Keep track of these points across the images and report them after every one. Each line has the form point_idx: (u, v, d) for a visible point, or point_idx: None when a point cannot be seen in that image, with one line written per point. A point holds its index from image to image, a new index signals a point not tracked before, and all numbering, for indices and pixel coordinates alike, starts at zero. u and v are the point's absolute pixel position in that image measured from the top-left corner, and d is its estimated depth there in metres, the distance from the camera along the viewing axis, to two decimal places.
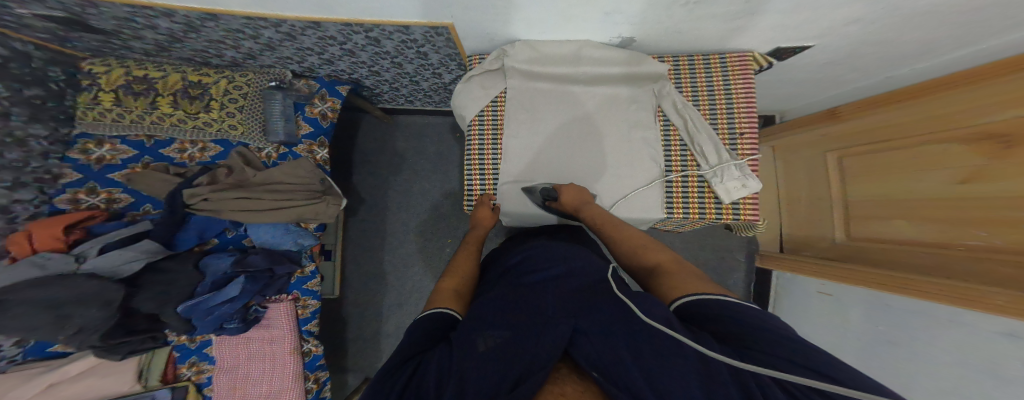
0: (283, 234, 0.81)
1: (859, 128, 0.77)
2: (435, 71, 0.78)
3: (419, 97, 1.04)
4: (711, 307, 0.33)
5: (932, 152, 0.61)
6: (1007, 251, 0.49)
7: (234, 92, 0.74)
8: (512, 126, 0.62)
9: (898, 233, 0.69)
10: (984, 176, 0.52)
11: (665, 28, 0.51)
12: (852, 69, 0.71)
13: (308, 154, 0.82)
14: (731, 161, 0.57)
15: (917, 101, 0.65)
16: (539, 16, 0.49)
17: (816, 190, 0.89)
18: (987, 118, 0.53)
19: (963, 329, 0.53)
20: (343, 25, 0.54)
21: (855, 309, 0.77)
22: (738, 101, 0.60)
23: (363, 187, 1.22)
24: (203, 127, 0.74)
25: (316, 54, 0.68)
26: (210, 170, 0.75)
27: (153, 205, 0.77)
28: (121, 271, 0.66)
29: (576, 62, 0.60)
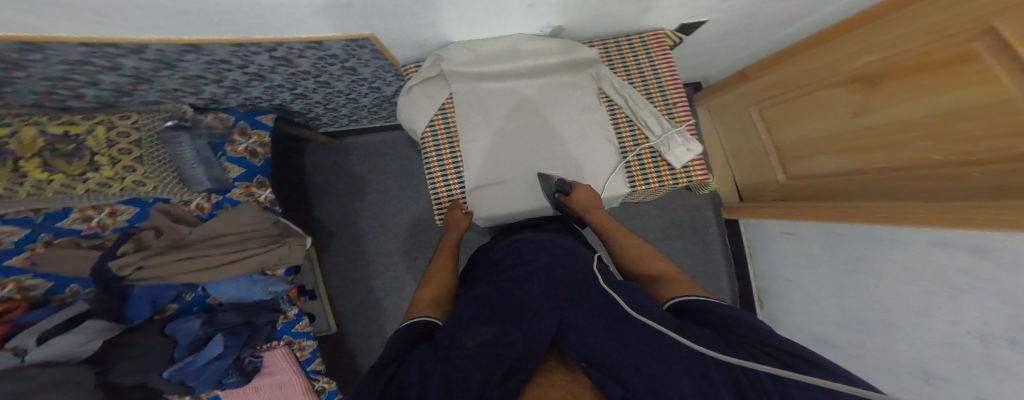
0: (248, 286, 0.72)
1: (765, 84, 0.85)
2: (372, 85, 0.76)
3: (363, 115, 1.02)
4: (710, 316, 0.35)
5: (824, 95, 0.70)
6: (913, 167, 0.56)
7: (122, 140, 0.61)
8: (467, 132, 0.60)
9: (817, 168, 0.76)
10: (870, 109, 0.61)
11: (587, 12, 0.53)
12: (749, 39, 0.78)
13: (247, 198, 0.76)
14: (673, 129, 0.59)
15: (806, 54, 0.73)
16: (459, 15, 0.49)
17: (748, 142, 0.96)
18: (858, 62, 0.62)
19: (920, 250, 0.58)
20: (228, 45, 0.49)
21: (814, 243, 0.82)
22: (664, 73, 0.62)
23: (328, 218, 1.16)
24: (97, 191, 0.58)
25: (214, 84, 0.62)
26: (134, 234, 0.63)
27: (79, 284, 0.61)
28: (79, 353, 0.54)
29: (514, 58, 0.60)
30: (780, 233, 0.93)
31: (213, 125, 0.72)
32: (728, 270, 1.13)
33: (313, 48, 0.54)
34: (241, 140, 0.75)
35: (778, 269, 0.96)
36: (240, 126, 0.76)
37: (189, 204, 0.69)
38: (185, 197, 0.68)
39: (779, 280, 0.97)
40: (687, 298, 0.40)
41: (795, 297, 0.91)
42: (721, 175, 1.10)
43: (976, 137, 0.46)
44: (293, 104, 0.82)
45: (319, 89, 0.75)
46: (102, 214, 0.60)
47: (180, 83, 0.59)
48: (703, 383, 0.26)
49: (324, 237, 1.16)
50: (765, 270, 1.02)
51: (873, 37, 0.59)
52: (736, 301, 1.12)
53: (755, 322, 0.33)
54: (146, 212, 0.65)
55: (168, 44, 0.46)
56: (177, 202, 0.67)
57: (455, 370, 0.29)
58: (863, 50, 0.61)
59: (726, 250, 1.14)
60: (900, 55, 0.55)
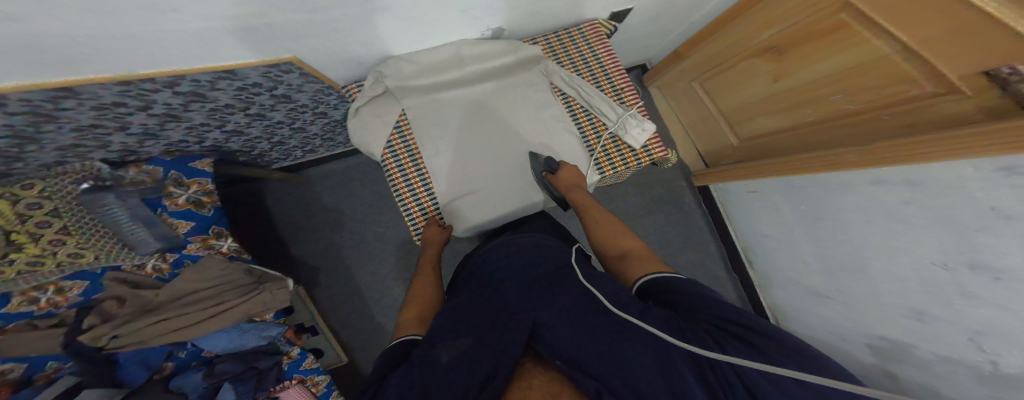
0: (240, 334, 0.71)
1: (697, 61, 0.93)
2: (315, 111, 0.76)
3: (318, 143, 0.99)
4: (684, 294, 0.36)
5: (748, 66, 0.78)
6: (836, 118, 0.64)
7: (36, 212, 0.55)
8: (429, 147, 0.60)
9: (762, 128, 0.84)
10: (787, 74, 0.70)
11: (521, 10, 0.54)
12: (672, 22, 0.85)
13: (208, 250, 0.73)
14: (626, 113, 0.62)
15: (717, 32, 0.81)
16: (394, 28, 0.49)
17: (700, 112, 1.03)
18: (763, 35, 0.70)
19: (875, 189, 0.62)
20: (111, 85, 0.43)
21: (777, 196, 0.88)
22: (607, 61, 0.65)
23: (306, 254, 1.12)
24: (32, 270, 0.55)
25: (121, 132, 0.58)
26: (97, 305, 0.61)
27: (60, 359, 0.59)
28: None
29: (460, 65, 0.60)
30: (747, 192, 0.99)
31: (140, 180, 0.67)
32: (713, 237, 1.17)
33: (225, 78, 0.51)
34: (178, 191, 0.71)
35: (756, 228, 1.01)
36: (174, 176, 0.71)
37: (143, 268, 0.67)
38: (137, 261, 0.66)
39: (760, 238, 1.01)
40: (653, 275, 0.42)
41: (777, 250, 0.96)
42: (685, 148, 1.16)
43: (872, 86, 0.55)
44: (229, 141, 0.80)
45: (255, 122, 0.74)
46: (50, 294, 0.58)
47: (75, 138, 0.54)
48: (668, 369, 0.28)
49: (309, 275, 1.12)
50: (745, 230, 1.07)
51: (761, 15, 0.68)
52: (727, 264, 1.17)
53: (704, 293, 0.35)
54: (99, 283, 0.63)
55: (33, 94, 0.39)
56: (131, 267, 0.65)
57: (431, 382, 0.29)
58: (760, 26, 0.69)
59: (707, 217, 1.18)
60: (794, 25, 0.62)
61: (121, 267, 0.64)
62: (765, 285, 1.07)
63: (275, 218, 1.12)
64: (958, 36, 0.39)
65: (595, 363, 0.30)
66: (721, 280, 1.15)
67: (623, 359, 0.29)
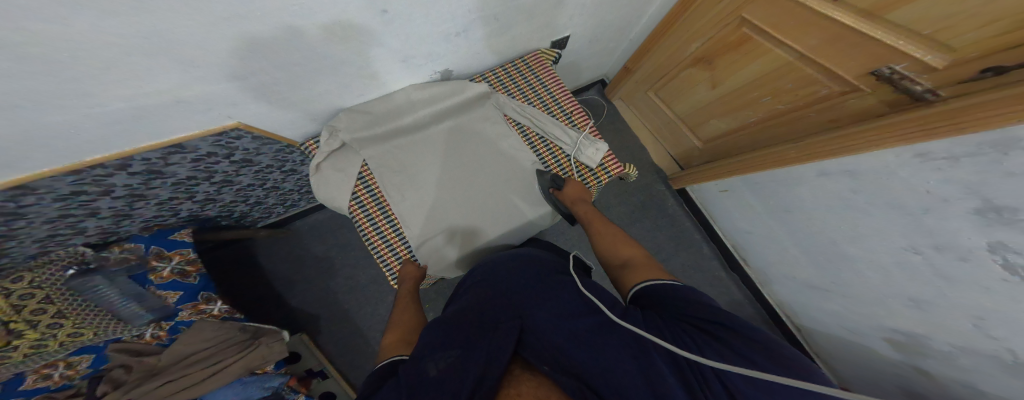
0: (243, 390, 0.71)
1: (644, 73, 0.98)
2: (284, 168, 0.79)
3: (299, 197, 1.02)
4: (665, 295, 0.37)
5: (687, 75, 0.85)
6: (778, 114, 0.69)
7: (29, 302, 0.57)
8: (393, 193, 0.61)
9: (716, 129, 0.88)
10: (721, 80, 0.77)
11: (461, 53, 0.59)
12: (613, 40, 0.90)
13: (199, 315, 0.76)
14: (579, 136, 0.64)
15: (654, 47, 0.88)
16: (339, 85, 0.53)
17: (659, 119, 1.07)
18: (692, 48, 0.78)
19: (832, 178, 0.62)
20: (63, 177, 0.47)
21: (748, 193, 0.87)
22: (551, 86, 0.67)
23: (299, 305, 1.12)
24: (37, 351, 0.58)
25: (93, 215, 0.61)
26: (103, 375, 0.64)
27: None
28: None
29: (412, 110, 0.63)
30: (719, 192, 0.99)
31: (124, 257, 0.68)
32: (702, 237, 1.15)
33: (176, 152, 0.54)
34: (161, 264, 0.72)
35: (737, 225, 1.00)
36: (155, 251, 0.73)
37: (142, 336, 0.70)
38: (135, 332, 0.68)
39: (744, 234, 1.00)
40: (646, 282, 0.42)
41: (762, 245, 0.95)
42: (658, 154, 1.17)
43: (790, 88, 0.62)
44: (206, 210, 0.83)
45: (224, 188, 0.77)
46: (60, 368, 0.62)
47: (49, 227, 0.58)
48: (649, 368, 0.28)
49: (305, 323, 1.11)
50: (727, 227, 1.06)
51: (687, 31, 0.75)
52: (725, 265, 1.13)
53: (682, 297, 0.36)
54: (103, 353, 0.67)
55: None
56: (132, 337, 0.69)
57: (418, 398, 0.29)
58: (688, 40, 0.77)
59: (693, 217, 1.16)
60: (713, 38, 0.71)
61: (121, 338, 0.68)
62: (764, 281, 1.04)
63: (268, 272, 1.13)
64: (838, 43, 0.49)
65: (580, 362, 0.30)
66: (722, 281, 1.11)
67: (609, 362, 0.29)
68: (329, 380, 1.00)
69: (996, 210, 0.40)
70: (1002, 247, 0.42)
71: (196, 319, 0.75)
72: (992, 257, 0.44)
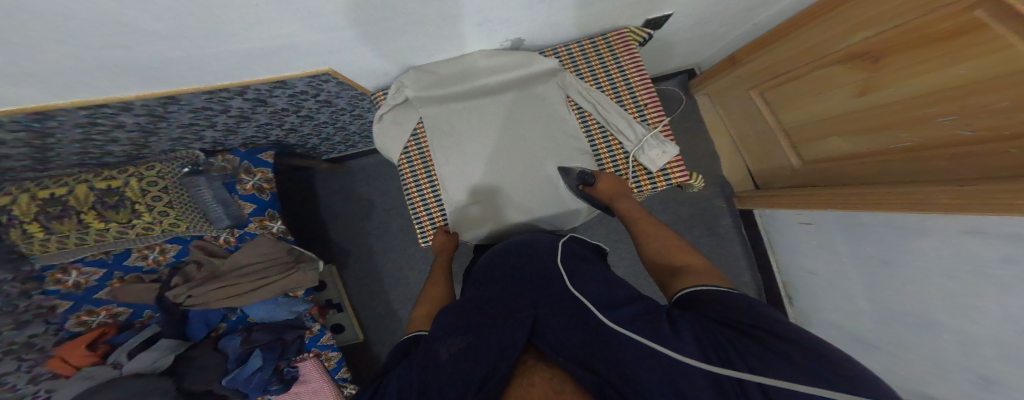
0: (274, 308, 0.92)
1: (757, 68, 0.85)
2: (354, 113, 0.81)
3: (356, 140, 1.07)
4: (710, 301, 0.35)
5: (823, 76, 0.70)
6: (929, 146, 0.55)
7: (152, 188, 0.83)
8: (440, 155, 0.62)
9: (834, 149, 0.75)
10: (878, 87, 0.59)
11: (536, 25, 0.54)
12: (726, 24, 0.79)
13: (262, 229, 0.91)
14: (647, 134, 0.58)
15: (789, 35, 0.73)
16: (416, 43, 0.51)
17: (756, 125, 0.96)
18: (852, 39, 0.60)
19: (965, 237, 0.53)
20: (202, 93, 0.54)
21: (836, 233, 0.79)
22: (630, 70, 0.61)
23: (340, 238, 1.22)
24: (146, 233, 0.82)
25: (208, 129, 0.70)
26: (181, 269, 0.87)
27: (151, 309, 0.88)
28: (158, 365, 0.80)
29: (475, 76, 0.61)
30: (798, 223, 0.91)
31: (223, 167, 0.88)
32: (749, 265, 1.12)
33: (279, 87, 0.58)
34: (248, 179, 0.90)
35: (801, 262, 0.94)
36: (246, 166, 0.91)
37: (218, 239, 0.89)
38: (215, 234, 0.88)
39: (805, 275, 0.94)
40: (690, 288, 0.39)
41: (824, 287, 0.88)
42: (733, 167, 1.12)
43: (1006, 109, 0.42)
44: (289, 138, 0.90)
45: (307, 123, 0.81)
46: (155, 253, 0.86)
47: (182, 130, 0.68)
48: (674, 372, 0.27)
49: (339, 256, 1.21)
50: (790, 261, 0.99)
51: (856, 16, 0.58)
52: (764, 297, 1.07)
53: (733, 305, 0.33)
54: (187, 248, 0.89)
55: (145, 99, 0.52)
56: (210, 237, 0.88)
57: (430, 383, 0.33)
58: (851, 28, 0.60)
59: (745, 241, 1.14)
60: (899, 28, 0.52)
61: (203, 236, 0.87)
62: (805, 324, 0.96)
63: (319, 202, 1.23)
64: None
65: (595, 361, 0.30)
66: None
67: (628, 361, 0.29)
68: (342, 313, 1.17)
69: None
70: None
71: (258, 233, 0.90)
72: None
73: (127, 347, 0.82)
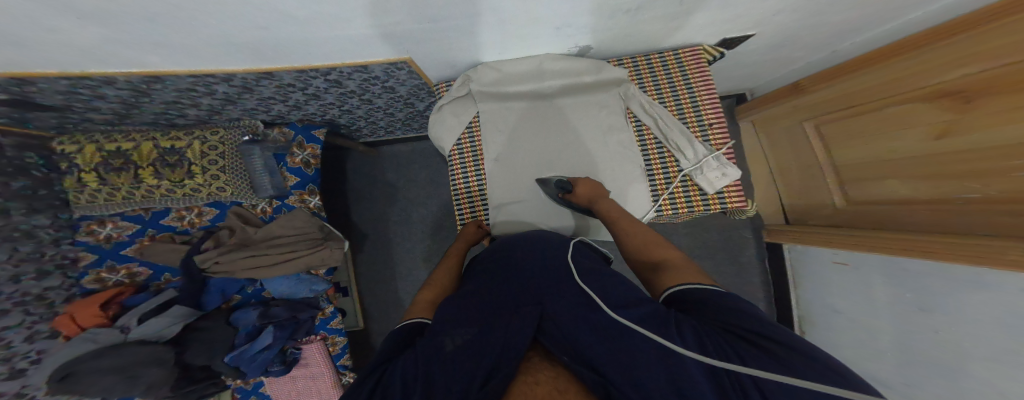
0: (296, 284, 0.93)
1: (822, 98, 0.82)
2: (406, 102, 0.83)
3: (399, 127, 1.09)
4: (696, 295, 0.39)
5: (896, 113, 0.66)
6: (1001, 201, 0.52)
7: (212, 153, 0.85)
8: (492, 150, 0.64)
9: (891, 192, 0.73)
10: (958, 131, 0.56)
11: (611, 33, 0.53)
12: (804, 49, 0.77)
13: (301, 203, 0.98)
14: (709, 155, 0.59)
15: (873, 65, 0.69)
16: (494, 40, 0.52)
17: (804, 159, 0.95)
18: (948, 74, 0.55)
19: (988, 291, 0.53)
20: (295, 71, 0.62)
21: (875, 275, 0.76)
22: (699, 89, 0.62)
23: (361, 220, 1.24)
24: (193, 194, 0.86)
25: (281, 103, 0.79)
26: (213, 234, 0.90)
27: (170, 273, 0.93)
28: (165, 333, 0.83)
29: (539, 78, 0.62)
30: (831, 262, 0.90)
31: (277, 139, 0.92)
32: (766, 297, 1.15)
33: (359, 70, 0.62)
34: (297, 153, 0.96)
35: (829, 302, 0.93)
36: (298, 140, 0.96)
37: (256, 207, 0.94)
38: (254, 202, 0.93)
39: (828, 312, 0.93)
40: (679, 285, 0.42)
41: (842, 332, 0.87)
42: (766, 194, 1.12)
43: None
44: (340, 118, 0.94)
45: (363, 106, 0.85)
46: (191, 215, 0.91)
47: (266, 95, 0.74)
48: (676, 372, 0.29)
49: (358, 237, 1.23)
50: (815, 299, 0.98)
51: (954, 51, 0.54)
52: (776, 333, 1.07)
53: (720, 303, 0.36)
54: (224, 213, 0.93)
55: (246, 73, 0.61)
56: (248, 205, 0.93)
57: (439, 375, 0.33)
58: (948, 64, 0.55)
59: (767, 275, 1.16)
60: (992, 72, 0.48)
61: (242, 204, 0.93)
62: None
63: (348, 183, 1.26)
64: None
65: (599, 358, 0.33)
66: None
67: (631, 361, 0.31)
68: (347, 299, 1.19)
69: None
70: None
71: (297, 206, 0.97)
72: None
73: (139, 312, 0.84)
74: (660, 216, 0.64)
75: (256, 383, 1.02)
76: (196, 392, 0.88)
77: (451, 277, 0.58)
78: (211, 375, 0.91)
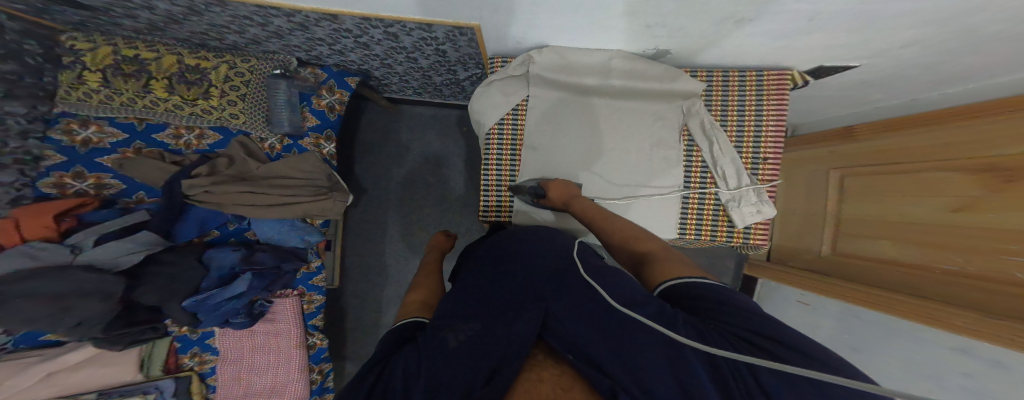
0: (288, 230, 0.89)
1: (865, 149, 0.81)
2: (451, 68, 0.83)
3: (429, 90, 1.06)
4: (689, 288, 0.35)
5: (930, 179, 0.64)
6: (973, 277, 0.55)
7: (235, 79, 0.83)
8: (534, 137, 0.67)
9: (878, 251, 0.74)
10: (977, 209, 0.55)
11: (702, 42, 0.55)
12: (886, 92, 0.72)
13: (314, 147, 0.95)
14: (751, 188, 0.63)
15: (932, 125, 0.67)
16: (565, 23, 0.53)
17: (812, 206, 0.94)
18: (994, 150, 0.54)
19: (920, 343, 0.60)
20: (357, 19, 0.62)
21: (832, 319, 0.82)
22: (768, 122, 0.65)
23: (363, 175, 1.17)
24: (201, 115, 0.82)
25: (327, 45, 0.78)
26: (209, 160, 0.85)
27: (146, 192, 0.86)
28: (121, 262, 0.74)
29: (606, 74, 0.64)
30: (797, 301, 0.95)
31: (307, 79, 0.91)
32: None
33: (422, 29, 0.63)
34: (325, 96, 0.95)
35: None
36: (330, 84, 0.94)
37: (263, 142, 0.91)
38: (264, 136, 0.90)
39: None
40: (670, 280, 0.38)
41: None
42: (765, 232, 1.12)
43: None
44: (376, 70, 0.93)
45: (406, 63, 0.84)
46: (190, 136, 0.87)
47: (314, 37, 0.75)
48: (680, 373, 0.26)
49: (356, 188, 1.17)
50: None
51: (1009, 127, 0.52)
52: None
53: (715, 296, 0.32)
54: (226, 141, 0.90)
55: (315, 13, 0.62)
56: (256, 138, 0.90)
57: (440, 368, 0.31)
58: (1000, 138, 0.54)
59: None
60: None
61: (249, 135, 0.89)
62: None
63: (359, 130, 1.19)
64: None
65: (604, 360, 0.30)
66: None
67: (630, 361, 0.29)
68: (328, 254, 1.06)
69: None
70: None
71: (310, 149, 0.94)
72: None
73: (99, 231, 0.75)
74: (681, 238, 0.69)
75: (203, 333, 0.92)
76: (130, 337, 0.79)
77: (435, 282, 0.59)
78: (150, 320, 0.80)
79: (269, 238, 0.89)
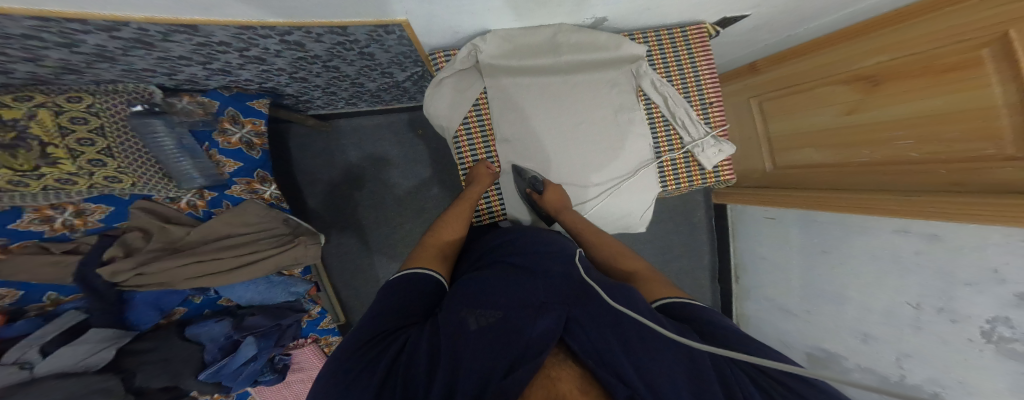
0: (268, 289, 0.82)
1: (770, 78, 0.99)
2: (385, 70, 0.70)
3: (365, 98, 0.93)
4: (694, 312, 0.41)
5: (823, 93, 0.83)
6: (882, 165, 0.72)
7: (79, 128, 0.58)
8: (503, 129, 0.65)
9: (805, 158, 0.93)
10: (865, 109, 0.73)
11: (634, 7, 0.53)
12: (771, 32, 0.82)
13: (251, 194, 0.83)
14: (707, 135, 0.69)
15: (818, 51, 0.83)
16: (510, 4, 0.46)
17: (745, 131, 1.13)
18: (867, 61, 0.72)
19: (870, 233, 0.75)
20: (229, 28, 0.45)
21: (794, 228, 0.98)
22: (703, 71, 0.69)
23: (323, 207, 1.08)
24: (60, 188, 0.59)
25: (197, 64, 0.58)
26: (119, 237, 0.70)
27: (59, 292, 0.70)
28: (92, 362, 0.63)
29: (556, 52, 0.62)
30: (764, 217, 1.12)
31: (191, 111, 0.71)
32: (709, 249, 1.37)
33: (334, 33, 0.49)
34: (233, 129, 0.77)
35: (755, 249, 1.17)
36: (230, 113, 0.77)
37: (176, 202, 0.74)
38: (174, 195, 0.73)
39: (757, 259, 1.17)
40: (671, 298, 0.44)
41: (767, 269, 1.12)
42: None
43: (953, 139, 0.58)
44: (288, 86, 0.76)
45: (324, 73, 0.69)
46: (68, 214, 0.65)
47: (164, 55, 0.53)
48: (700, 388, 0.29)
49: (322, 227, 1.08)
50: (746, 249, 1.23)
51: (876, 42, 0.70)
52: (713, 274, 1.38)
53: (728, 328, 0.37)
54: (123, 210, 0.71)
55: (154, 24, 0.42)
56: (162, 200, 0.73)
57: (464, 351, 0.33)
58: (871, 52, 0.71)
59: (711, 230, 1.37)
60: (913, 56, 0.63)
61: (152, 197, 0.72)
62: (741, 297, 1.26)
63: (296, 163, 1.07)
64: None
65: (624, 364, 0.31)
66: (702, 285, 1.37)
67: (651, 369, 0.31)
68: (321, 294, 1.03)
69: (1000, 278, 0.50)
70: (1001, 320, 0.50)
71: (246, 197, 0.81)
72: (982, 326, 0.53)
73: (37, 342, 0.62)
74: (664, 189, 0.73)
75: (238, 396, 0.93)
76: None
77: (447, 256, 0.57)
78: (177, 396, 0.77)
79: (248, 300, 0.82)
